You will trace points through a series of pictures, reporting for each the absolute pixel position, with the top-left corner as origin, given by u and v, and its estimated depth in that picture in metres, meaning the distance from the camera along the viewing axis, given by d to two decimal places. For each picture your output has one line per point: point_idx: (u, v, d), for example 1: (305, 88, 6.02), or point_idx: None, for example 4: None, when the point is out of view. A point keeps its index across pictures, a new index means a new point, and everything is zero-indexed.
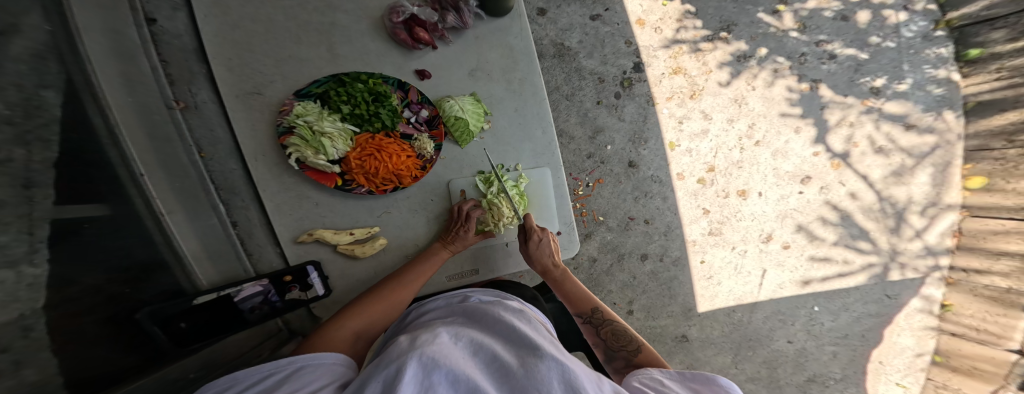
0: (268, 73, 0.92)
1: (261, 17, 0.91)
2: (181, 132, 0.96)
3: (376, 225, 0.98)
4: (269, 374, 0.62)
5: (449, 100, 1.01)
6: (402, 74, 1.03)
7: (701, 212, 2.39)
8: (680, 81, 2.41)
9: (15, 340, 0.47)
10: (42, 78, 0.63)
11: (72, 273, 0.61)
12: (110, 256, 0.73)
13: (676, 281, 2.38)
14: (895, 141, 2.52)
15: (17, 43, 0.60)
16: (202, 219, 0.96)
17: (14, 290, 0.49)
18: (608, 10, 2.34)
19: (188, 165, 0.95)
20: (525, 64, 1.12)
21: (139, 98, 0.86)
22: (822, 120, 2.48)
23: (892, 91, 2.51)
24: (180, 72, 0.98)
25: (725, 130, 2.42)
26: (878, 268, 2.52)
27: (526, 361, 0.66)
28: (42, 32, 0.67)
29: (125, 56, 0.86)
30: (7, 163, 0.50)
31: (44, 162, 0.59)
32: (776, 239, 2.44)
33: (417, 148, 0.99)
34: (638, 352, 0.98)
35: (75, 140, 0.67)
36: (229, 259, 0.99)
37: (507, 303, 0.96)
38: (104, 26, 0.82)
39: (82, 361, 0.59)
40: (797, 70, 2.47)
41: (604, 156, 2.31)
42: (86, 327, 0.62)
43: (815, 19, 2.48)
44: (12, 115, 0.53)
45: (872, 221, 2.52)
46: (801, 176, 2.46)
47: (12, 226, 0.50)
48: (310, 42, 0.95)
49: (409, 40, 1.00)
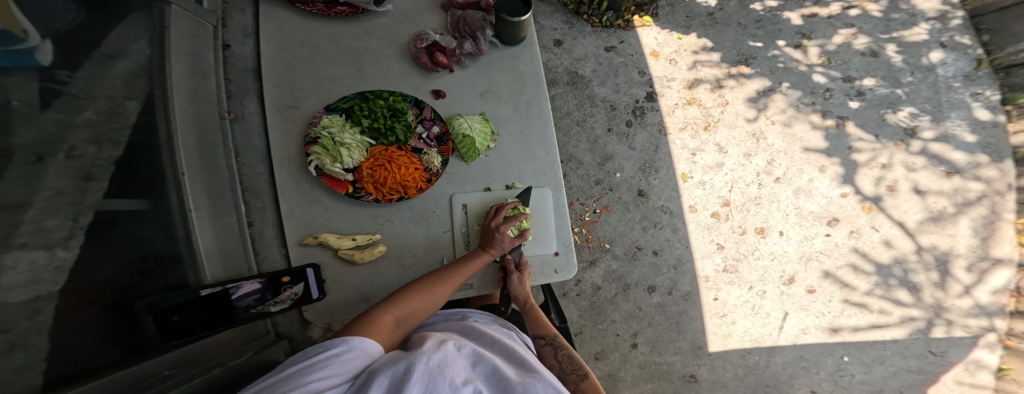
0: (305, 89, 1.01)
1: (309, 42, 1.04)
2: (226, 138, 1.02)
3: (378, 233, 1.00)
4: (324, 347, 0.69)
5: (459, 118, 1.07)
6: (419, 93, 1.11)
7: (715, 247, 2.32)
8: (693, 111, 2.44)
9: (22, 321, 0.49)
10: (126, 88, 0.79)
11: (108, 257, 0.68)
12: (125, 247, 0.73)
13: (686, 316, 2.26)
14: (933, 184, 2.45)
15: (122, 63, 0.79)
16: (223, 219, 0.96)
17: (41, 271, 0.54)
18: (622, 43, 2.47)
19: (223, 168, 0.98)
20: (533, 88, 1.21)
21: (199, 108, 0.96)
22: (851, 160, 2.46)
23: (930, 133, 2.52)
24: (237, 87, 1.09)
25: (742, 164, 2.40)
26: (921, 322, 2.32)
27: (526, 380, 0.66)
28: (142, 55, 0.85)
29: (198, 75, 1.00)
30: (55, 162, 0.59)
31: (98, 156, 0.68)
32: (799, 282, 2.32)
33: (425, 162, 1.04)
34: (587, 376, 0.97)
35: (135, 140, 0.78)
36: (239, 260, 0.97)
37: (507, 330, 0.97)
38: (187, 51, 0.98)
39: (70, 343, 0.58)
40: (821, 106, 2.53)
41: (613, 183, 2.32)
42: (92, 310, 0.63)
43: (841, 54, 2.62)
44: (96, 119, 0.69)
45: (908, 269, 2.37)
46: (828, 218, 2.39)
47: (61, 212, 0.58)
48: (344, 63, 1.05)
49: (429, 63, 1.10)
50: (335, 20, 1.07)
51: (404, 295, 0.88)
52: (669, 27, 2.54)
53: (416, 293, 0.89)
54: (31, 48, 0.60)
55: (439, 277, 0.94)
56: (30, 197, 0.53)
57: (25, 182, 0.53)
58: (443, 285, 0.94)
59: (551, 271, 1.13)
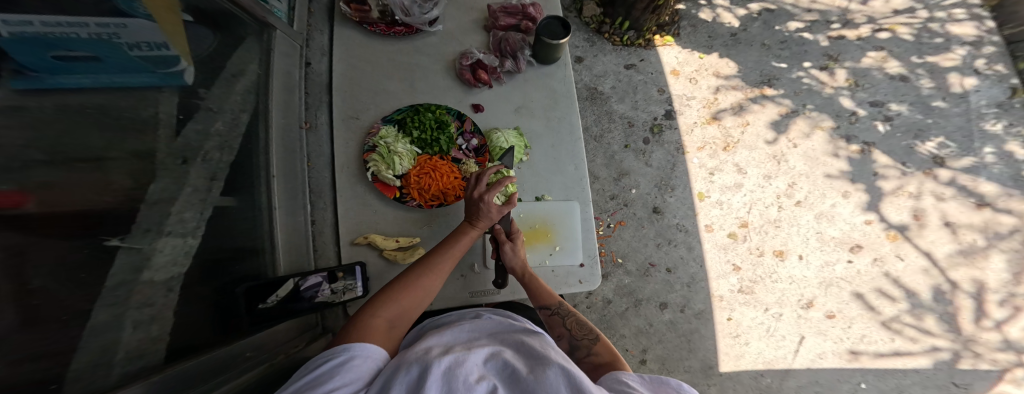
0: (367, 102, 1.12)
1: (371, 59, 1.15)
2: (302, 144, 1.09)
3: (419, 236, 1.07)
4: (326, 358, 0.69)
5: (497, 133, 1.14)
6: (461, 106, 1.20)
7: (731, 268, 2.32)
8: (713, 131, 2.47)
9: (159, 297, 0.60)
10: (241, 103, 0.91)
11: (209, 250, 0.75)
12: (229, 238, 0.81)
13: (697, 334, 2.24)
14: (963, 213, 2.41)
15: (242, 82, 0.91)
16: (295, 218, 1.02)
17: (176, 258, 0.64)
18: (643, 61, 2.53)
19: (298, 171, 1.05)
20: (564, 105, 1.28)
21: (287, 117, 1.05)
22: (874, 187, 2.44)
23: (960, 163, 2.48)
24: (314, 100, 1.17)
25: (761, 186, 2.41)
26: (945, 353, 2.25)
27: (539, 371, 0.67)
28: (255, 75, 0.96)
29: (289, 89, 1.08)
30: (196, 164, 0.73)
31: (218, 159, 0.80)
32: (817, 307, 2.29)
33: (464, 172, 1.11)
34: (598, 340, 0.94)
35: (244, 147, 0.90)
36: (303, 257, 1.02)
37: (518, 319, 0.97)
38: (282, 66, 1.07)
39: (186, 319, 0.66)
40: (847, 130, 2.52)
41: (628, 198, 2.36)
42: (201, 290, 0.71)
43: (868, 78, 2.62)
44: (221, 130, 0.82)
45: (932, 298, 2.32)
46: (850, 244, 2.36)
47: (194, 206, 0.71)
48: (398, 79, 1.16)
49: (471, 79, 1.19)
50: (393, 39, 1.19)
51: (393, 294, 0.87)
52: (691, 46, 2.58)
53: (404, 287, 0.89)
54: (183, 73, 0.72)
55: (427, 267, 0.93)
56: (176, 192, 0.66)
57: (174, 179, 0.66)
58: (434, 274, 0.93)
59: (575, 281, 1.17)
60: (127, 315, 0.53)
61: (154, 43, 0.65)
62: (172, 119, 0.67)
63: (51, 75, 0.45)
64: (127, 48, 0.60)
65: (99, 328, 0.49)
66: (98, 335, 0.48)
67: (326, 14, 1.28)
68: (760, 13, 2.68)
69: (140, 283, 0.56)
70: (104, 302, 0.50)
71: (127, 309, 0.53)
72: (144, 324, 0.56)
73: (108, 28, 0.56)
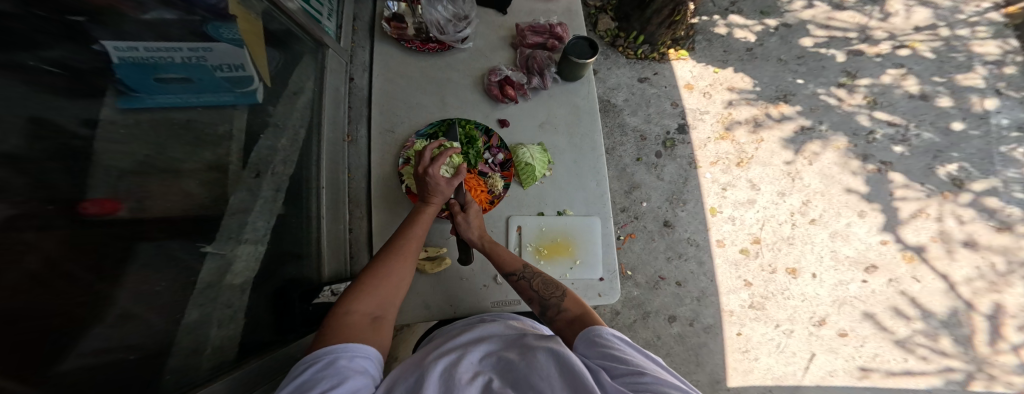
0: (401, 116, 1.22)
1: (407, 75, 1.27)
2: (343, 156, 1.22)
3: (444, 247, 1.21)
4: (308, 365, 0.71)
5: (522, 148, 1.18)
6: (488, 121, 1.27)
7: (742, 283, 2.29)
8: (726, 146, 2.47)
9: (233, 298, 0.77)
10: (300, 120, 1.09)
11: (272, 260, 0.92)
12: (286, 244, 0.98)
13: (706, 348, 2.20)
14: (981, 235, 2.39)
15: (299, 105, 1.09)
16: (336, 225, 1.15)
17: (245, 265, 0.81)
18: (656, 74, 2.55)
19: (340, 182, 1.18)
20: (588, 121, 1.31)
21: (333, 131, 1.20)
22: (890, 207, 2.41)
23: (979, 186, 2.45)
24: (356, 114, 1.29)
25: (775, 202, 2.39)
26: (961, 375, 2.21)
27: (525, 353, 0.76)
28: (310, 94, 1.14)
29: (336, 103, 1.23)
30: (266, 177, 0.92)
31: (282, 173, 0.98)
32: (829, 324, 2.25)
33: (490, 185, 1.16)
34: (564, 294, 0.96)
35: (300, 165, 1.07)
36: (343, 260, 1.16)
37: (502, 316, 1.04)
38: (331, 83, 1.22)
39: (249, 320, 0.83)
40: (863, 148, 2.50)
41: (638, 211, 2.36)
42: (263, 297, 0.89)
43: (886, 96, 2.60)
44: (286, 154, 1.01)
45: (949, 321, 2.28)
46: (865, 264, 2.33)
47: (263, 218, 0.90)
48: (431, 93, 1.26)
49: (499, 95, 1.26)
50: (428, 55, 1.30)
51: (366, 286, 0.89)
52: (705, 60, 2.60)
53: (373, 276, 0.91)
54: (255, 92, 0.91)
55: (392, 253, 0.95)
56: (251, 204, 0.85)
57: (248, 192, 0.84)
58: (403, 261, 0.96)
59: (595, 295, 1.18)
60: (215, 315, 0.71)
61: (232, 64, 0.82)
62: (243, 133, 0.84)
63: (148, 94, 0.60)
64: (213, 69, 0.76)
65: (190, 325, 0.65)
66: (191, 332, 0.65)
67: (369, 32, 1.43)
68: (777, 28, 2.69)
69: (223, 286, 0.74)
70: (196, 303, 0.66)
71: (213, 311, 0.71)
72: (224, 322, 0.75)
73: (196, 52, 0.71)
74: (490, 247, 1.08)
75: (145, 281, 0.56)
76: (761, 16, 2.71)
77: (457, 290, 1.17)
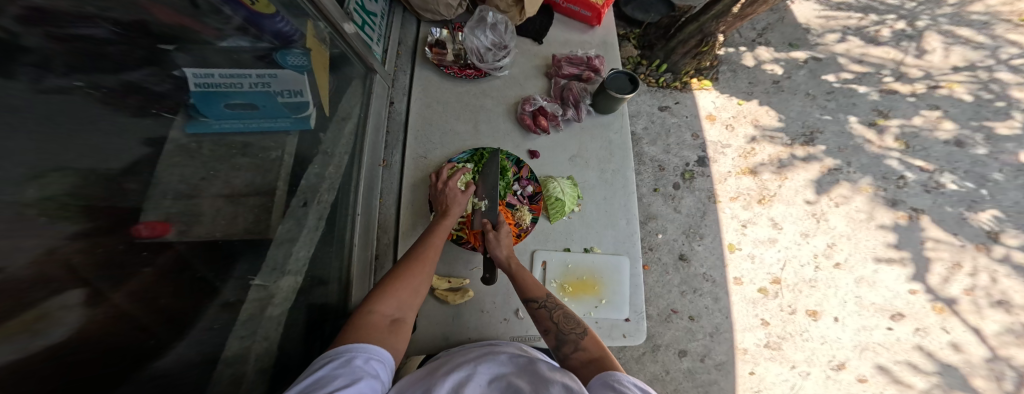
0: (434, 143, 1.29)
1: (445, 102, 1.34)
2: (377, 181, 1.31)
3: (467, 278, 1.18)
4: (327, 360, 0.69)
5: (553, 182, 1.17)
6: (518, 151, 1.28)
7: (759, 322, 2.16)
8: (747, 182, 2.39)
9: (268, 329, 0.80)
10: (345, 147, 1.16)
11: (308, 288, 0.97)
12: (320, 269, 1.03)
13: (716, 386, 2.06)
14: (1015, 292, 2.26)
15: (344, 134, 1.16)
16: (366, 248, 1.22)
17: (283, 296, 0.85)
18: (677, 103, 2.52)
19: (371, 206, 1.26)
20: (620, 158, 1.29)
21: (371, 155, 1.29)
22: (921, 256, 2.28)
23: (1015, 241, 2.34)
24: (393, 140, 1.41)
25: (798, 243, 2.29)
26: None
27: (533, 387, 0.70)
28: (357, 116, 1.23)
29: (377, 128, 1.34)
30: (312, 206, 0.98)
31: (325, 201, 1.04)
32: (850, 369, 2.10)
33: (517, 218, 1.14)
34: (585, 334, 0.89)
35: (340, 191, 1.13)
36: (367, 282, 1.22)
37: (510, 342, 0.97)
38: (375, 111, 1.32)
39: (282, 352, 0.85)
40: (893, 193, 2.40)
41: (653, 243, 2.26)
42: (297, 327, 0.92)
43: (919, 139, 2.50)
44: (330, 181, 1.07)
45: (980, 378, 2.12)
46: (892, 312, 2.19)
47: (305, 244, 0.95)
48: (464, 121, 1.32)
49: (531, 124, 1.28)
50: (464, 80, 1.37)
51: (386, 287, 0.88)
52: (729, 92, 2.57)
53: (394, 280, 0.89)
54: (308, 117, 0.97)
55: (415, 258, 0.95)
56: (297, 232, 0.92)
57: (296, 220, 0.91)
58: (420, 266, 0.94)
59: (619, 335, 1.12)
60: (253, 347, 0.75)
61: (292, 90, 0.88)
62: (294, 157, 0.90)
63: (215, 119, 0.65)
64: (276, 94, 0.82)
65: (229, 359, 0.68)
66: (229, 364, 0.68)
67: (411, 56, 1.51)
68: (806, 61, 2.65)
69: (264, 317, 0.78)
70: (238, 335, 0.70)
71: (252, 342, 0.75)
72: (262, 354, 0.78)
73: (263, 78, 0.77)
74: (518, 273, 1.00)
75: (209, 323, 0.62)
76: (790, 48, 2.67)
77: (479, 325, 1.12)
